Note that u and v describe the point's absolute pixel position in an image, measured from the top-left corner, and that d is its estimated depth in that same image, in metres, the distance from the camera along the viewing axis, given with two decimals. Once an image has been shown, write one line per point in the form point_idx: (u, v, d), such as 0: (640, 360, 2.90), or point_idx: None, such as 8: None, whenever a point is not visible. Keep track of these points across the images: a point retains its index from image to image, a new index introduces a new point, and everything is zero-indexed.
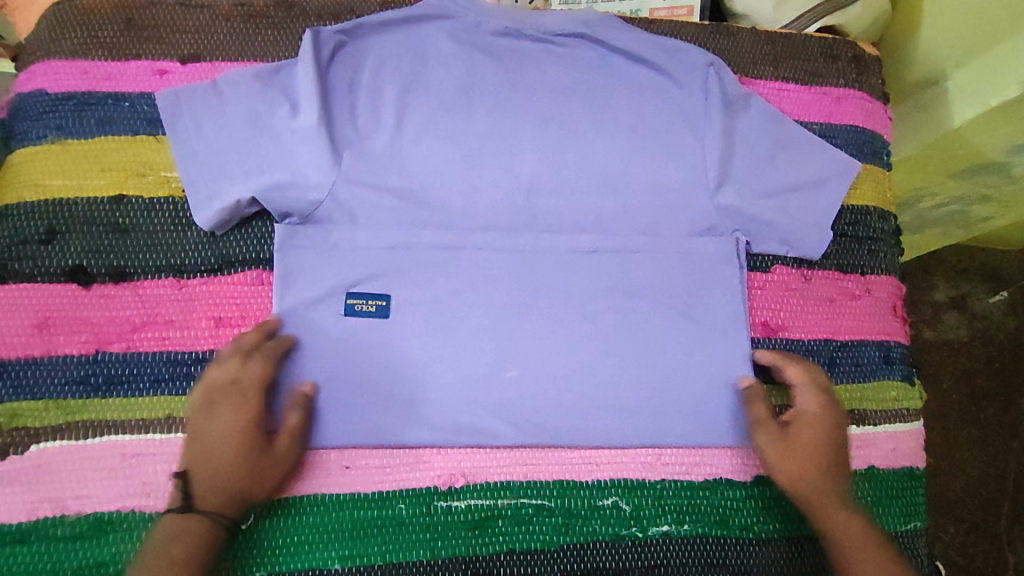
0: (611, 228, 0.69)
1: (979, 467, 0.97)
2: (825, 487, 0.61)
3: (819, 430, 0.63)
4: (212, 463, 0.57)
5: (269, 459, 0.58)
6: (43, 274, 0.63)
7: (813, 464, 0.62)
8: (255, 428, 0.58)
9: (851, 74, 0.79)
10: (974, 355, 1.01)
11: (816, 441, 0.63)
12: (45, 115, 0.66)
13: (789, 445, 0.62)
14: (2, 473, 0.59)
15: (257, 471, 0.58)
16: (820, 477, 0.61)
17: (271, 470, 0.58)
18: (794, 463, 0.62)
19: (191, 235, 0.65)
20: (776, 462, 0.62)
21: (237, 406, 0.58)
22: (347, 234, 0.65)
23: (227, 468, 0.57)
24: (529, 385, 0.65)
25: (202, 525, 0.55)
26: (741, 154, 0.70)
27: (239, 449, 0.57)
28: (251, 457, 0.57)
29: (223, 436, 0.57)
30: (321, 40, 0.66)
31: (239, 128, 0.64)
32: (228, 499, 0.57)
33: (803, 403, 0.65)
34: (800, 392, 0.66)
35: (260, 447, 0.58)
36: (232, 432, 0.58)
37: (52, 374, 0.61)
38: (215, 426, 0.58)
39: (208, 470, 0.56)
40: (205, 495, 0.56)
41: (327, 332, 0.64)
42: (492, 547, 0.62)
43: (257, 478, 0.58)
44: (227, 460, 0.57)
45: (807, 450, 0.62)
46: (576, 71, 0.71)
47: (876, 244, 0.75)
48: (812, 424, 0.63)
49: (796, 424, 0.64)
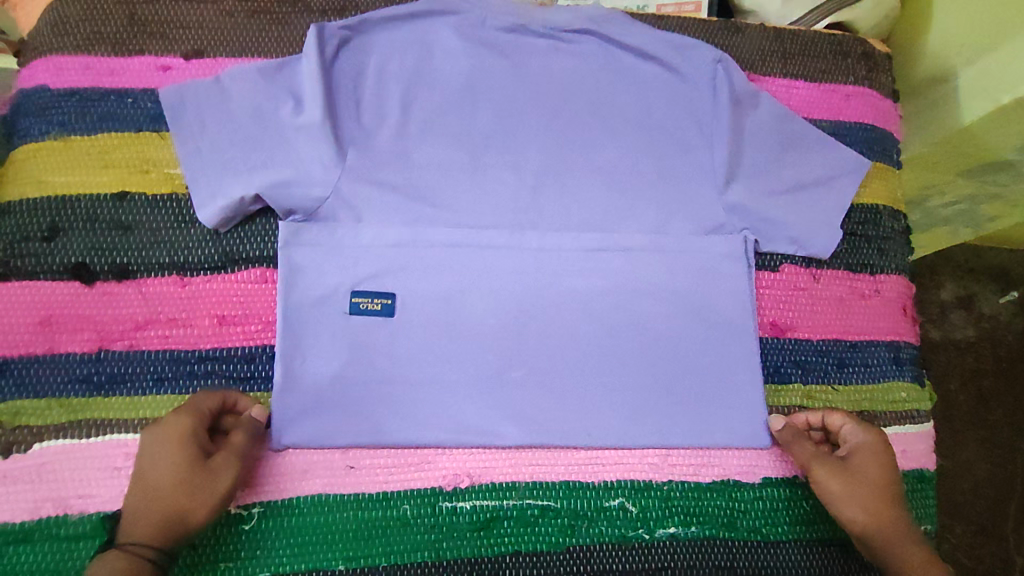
0: (618, 226, 0.68)
1: (986, 469, 0.96)
2: (892, 526, 0.58)
3: (872, 472, 0.60)
4: (146, 490, 0.53)
5: (205, 480, 0.53)
6: (46, 272, 0.62)
7: (882, 502, 0.59)
8: (187, 444, 0.54)
9: (860, 71, 0.78)
10: (982, 355, 1.00)
11: (877, 476, 0.60)
12: (48, 111, 0.66)
13: (850, 483, 0.60)
14: (6, 471, 0.58)
15: (191, 492, 0.53)
16: (883, 515, 0.59)
17: (204, 492, 0.53)
18: (861, 502, 0.59)
19: (195, 232, 0.65)
20: (845, 504, 0.59)
21: (170, 425, 0.54)
22: (352, 232, 0.64)
23: (158, 492, 0.53)
24: (535, 385, 0.64)
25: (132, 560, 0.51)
26: (750, 152, 0.69)
27: (172, 470, 0.53)
28: (184, 477, 0.53)
29: (157, 457, 0.54)
30: (326, 35, 0.66)
31: (243, 125, 0.63)
32: (161, 528, 0.52)
33: (855, 437, 0.63)
34: (850, 426, 0.63)
35: (194, 465, 0.53)
36: (166, 452, 0.54)
37: (55, 372, 0.61)
38: (150, 455, 0.54)
39: (142, 499, 0.53)
40: (137, 525, 0.52)
41: (332, 331, 0.63)
42: (498, 548, 0.62)
43: (193, 501, 0.53)
44: (160, 484, 0.53)
45: (870, 487, 0.59)
46: (583, 67, 0.70)
47: (886, 243, 0.74)
48: (870, 457, 0.61)
49: (856, 458, 0.61)
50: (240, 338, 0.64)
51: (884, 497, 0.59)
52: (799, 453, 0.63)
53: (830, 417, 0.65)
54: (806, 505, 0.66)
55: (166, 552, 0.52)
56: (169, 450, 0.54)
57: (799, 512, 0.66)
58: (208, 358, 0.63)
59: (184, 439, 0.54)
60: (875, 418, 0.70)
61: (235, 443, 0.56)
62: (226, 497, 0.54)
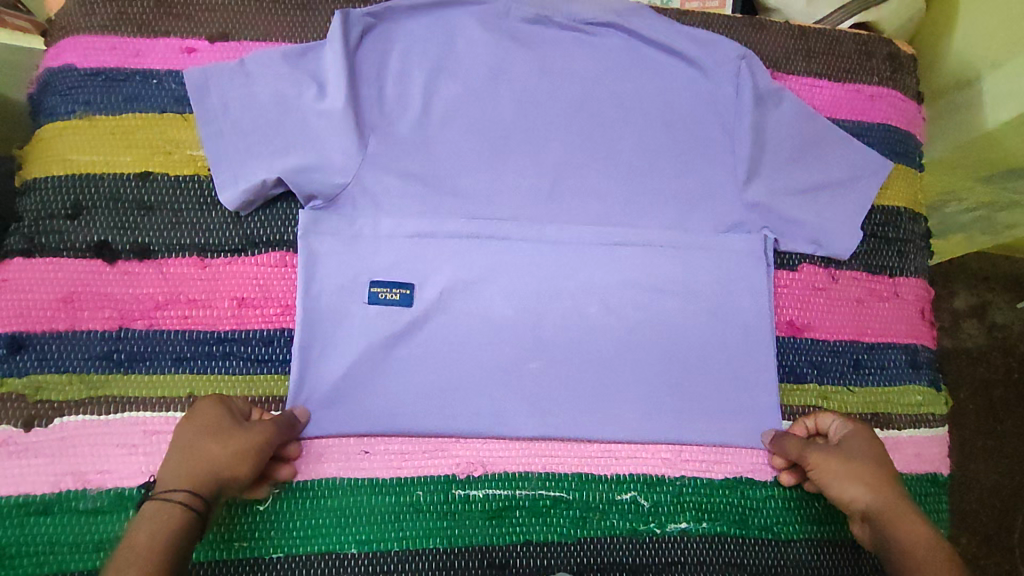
0: (637, 221, 0.68)
1: (993, 478, 0.96)
2: (897, 501, 0.55)
3: (868, 449, 0.59)
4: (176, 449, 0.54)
5: (236, 433, 0.54)
6: (69, 249, 0.63)
7: (881, 481, 0.56)
8: (219, 408, 0.56)
9: (885, 72, 0.77)
10: (993, 365, 0.99)
11: (871, 456, 0.59)
12: (74, 90, 0.66)
13: (850, 461, 0.58)
14: (26, 444, 0.59)
15: (223, 443, 0.53)
16: (886, 491, 0.56)
17: (237, 440, 0.54)
18: (863, 479, 0.56)
19: (216, 214, 0.65)
20: (846, 483, 0.57)
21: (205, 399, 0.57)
22: (371, 220, 0.64)
23: (188, 445, 0.53)
24: (550, 378, 0.65)
25: (161, 511, 0.50)
26: (771, 150, 0.69)
27: (202, 427, 0.54)
28: (214, 430, 0.54)
29: (201, 422, 0.55)
30: (351, 22, 0.66)
31: (266, 109, 0.64)
32: (192, 477, 0.51)
33: (842, 429, 0.62)
34: (838, 423, 0.63)
35: (226, 424, 0.55)
36: (202, 414, 0.55)
37: (76, 349, 0.61)
38: (192, 424, 0.55)
39: (182, 457, 0.53)
40: (172, 478, 0.51)
41: (350, 317, 0.64)
42: (509, 537, 0.62)
43: (222, 452, 0.53)
44: (193, 442, 0.53)
45: (864, 462, 0.58)
46: (606, 61, 0.70)
47: (905, 245, 0.74)
48: (861, 440, 0.60)
49: (846, 442, 0.60)
50: (258, 320, 0.64)
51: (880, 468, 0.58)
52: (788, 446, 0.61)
53: (822, 417, 0.64)
54: (818, 505, 0.66)
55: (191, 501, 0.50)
56: (198, 414, 0.55)
57: (810, 513, 0.66)
58: (227, 339, 0.63)
59: (214, 408, 0.56)
60: (890, 422, 0.70)
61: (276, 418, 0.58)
62: (257, 455, 0.54)
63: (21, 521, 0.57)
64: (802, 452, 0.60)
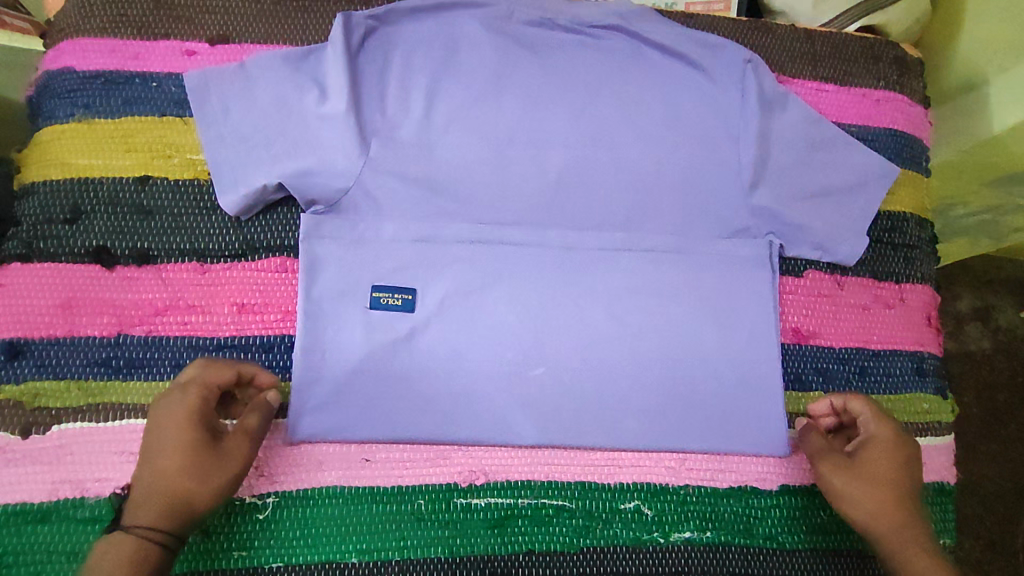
0: (641, 226, 0.68)
1: (997, 483, 0.95)
2: (905, 527, 0.56)
3: (887, 464, 0.58)
4: (142, 471, 0.52)
5: (213, 462, 0.53)
6: (67, 254, 0.62)
7: (892, 504, 0.56)
8: (190, 425, 0.53)
9: (892, 76, 0.77)
10: (998, 368, 0.99)
11: (888, 474, 0.57)
12: (73, 93, 0.66)
13: (862, 481, 0.57)
14: (24, 452, 0.58)
15: (199, 477, 0.52)
16: (893, 515, 0.56)
17: (216, 473, 0.53)
18: (872, 501, 0.57)
19: (217, 218, 0.65)
20: (854, 503, 0.57)
21: (171, 400, 0.54)
22: (373, 225, 0.64)
23: (156, 474, 0.52)
24: (552, 386, 0.64)
25: (125, 547, 0.49)
26: (777, 155, 0.68)
27: (169, 449, 0.52)
28: (184, 456, 0.52)
29: (168, 443, 0.52)
30: (352, 24, 0.65)
31: (267, 113, 0.63)
32: (165, 511, 0.51)
33: (870, 430, 0.60)
34: (865, 417, 0.61)
35: (200, 447, 0.53)
36: (171, 432, 0.53)
37: (75, 355, 0.61)
38: (161, 443, 0.53)
39: (152, 485, 0.51)
40: (139, 512, 0.51)
41: (352, 323, 0.63)
42: (511, 547, 0.61)
43: (200, 484, 0.52)
44: (166, 470, 0.52)
45: (879, 484, 0.57)
46: (610, 64, 0.69)
47: (912, 251, 0.73)
48: (881, 455, 0.58)
49: (866, 453, 0.59)
50: (258, 327, 0.63)
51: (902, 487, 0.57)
52: (809, 445, 0.62)
53: (850, 402, 0.62)
54: (823, 515, 0.65)
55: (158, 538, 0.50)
56: (163, 429, 0.53)
57: (816, 522, 0.65)
58: (227, 346, 0.63)
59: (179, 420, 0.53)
60: None
61: (247, 424, 0.56)
62: (237, 477, 0.54)
63: (18, 529, 0.57)
64: (818, 455, 0.60)
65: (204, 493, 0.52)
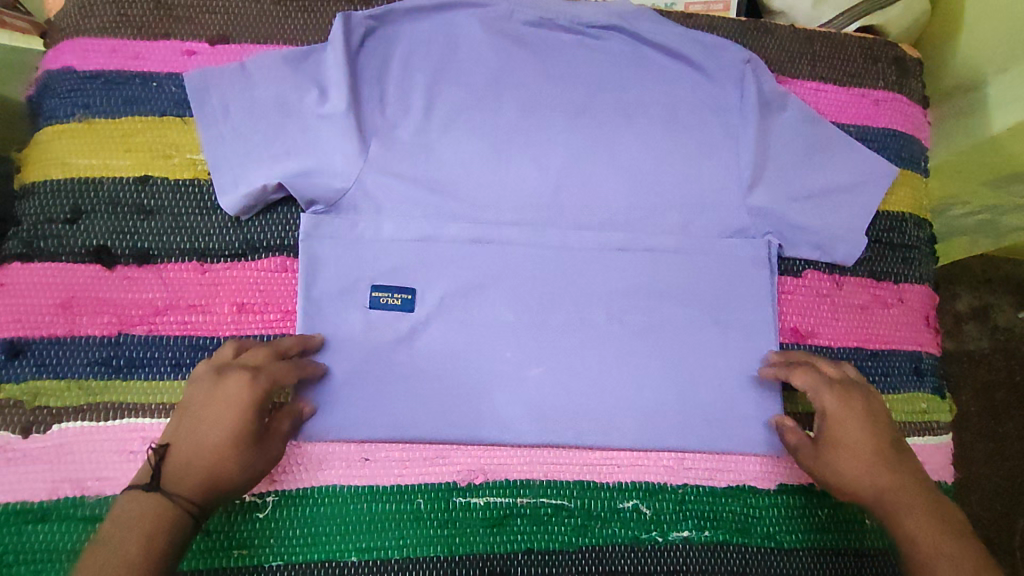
0: (640, 226, 0.68)
1: (995, 482, 0.95)
2: (893, 490, 0.55)
3: (851, 431, 0.58)
4: (189, 439, 0.52)
5: (258, 455, 0.54)
6: (68, 254, 0.63)
7: (871, 470, 0.56)
8: (251, 415, 0.53)
9: (891, 76, 0.77)
10: (995, 367, 0.99)
11: (856, 442, 0.58)
12: (73, 93, 0.66)
13: (835, 459, 0.58)
14: (25, 451, 0.59)
15: (245, 467, 0.53)
16: (879, 481, 0.56)
17: (259, 466, 0.54)
18: (852, 476, 0.57)
19: (217, 218, 0.65)
20: (837, 483, 0.57)
21: (235, 381, 0.53)
22: (373, 224, 0.64)
23: (207, 449, 0.51)
24: (552, 385, 0.64)
25: (156, 509, 0.49)
26: (775, 155, 0.69)
27: (227, 427, 0.52)
28: (239, 440, 0.52)
29: (223, 424, 0.52)
30: (352, 24, 0.65)
31: (267, 113, 0.63)
32: (206, 490, 0.51)
33: (822, 399, 0.60)
34: (813, 388, 0.61)
35: (252, 439, 0.53)
36: (227, 414, 0.52)
37: (75, 354, 0.61)
38: (215, 419, 0.52)
39: (201, 460, 0.51)
40: (181, 483, 0.50)
41: (352, 323, 0.63)
42: (511, 546, 0.61)
43: (241, 474, 0.53)
44: (216, 450, 0.51)
45: (852, 455, 0.57)
46: (609, 64, 0.69)
47: (910, 251, 0.73)
48: (846, 425, 0.58)
49: (827, 428, 0.59)
50: (258, 326, 0.63)
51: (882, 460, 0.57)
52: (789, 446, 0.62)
53: (795, 376, 0.62)
54: (821, 514, 0.65)
55: (190, 510, 0.50)
56: (223, 403, 0.53)
57: (814, 521, 0.65)
58: None
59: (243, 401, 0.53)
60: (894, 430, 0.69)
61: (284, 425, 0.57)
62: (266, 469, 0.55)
63: (18, 528, 0.57)
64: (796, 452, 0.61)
65: (241, 478, 0.53)
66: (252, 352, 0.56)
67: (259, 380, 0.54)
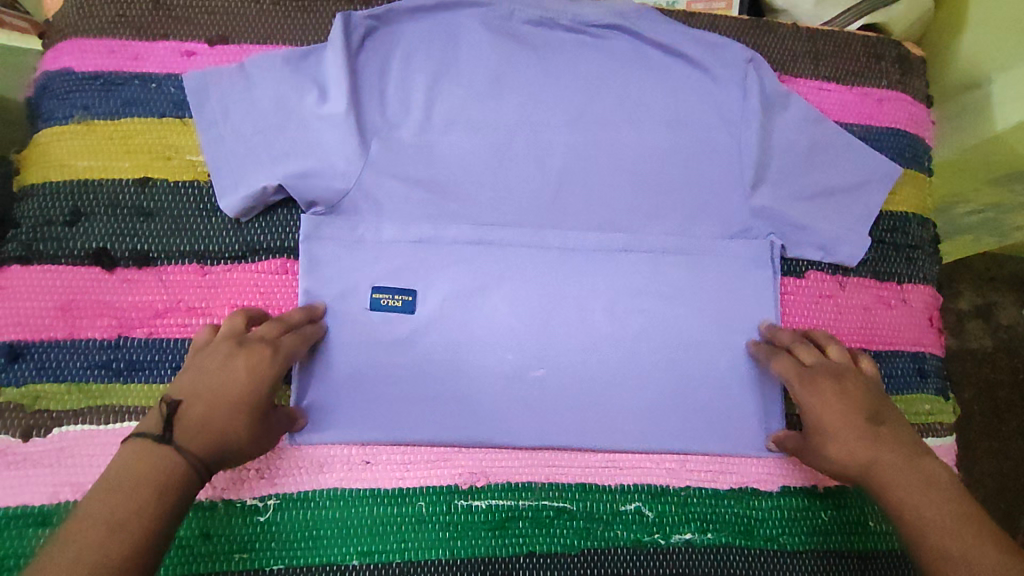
0: (642, 227, 0.67)
1: (998, 481, 0.95)
2: (881, 463, 0.53)
3: (830, 412, 0.56)
4: (208, 396, 0.50)
5: (264, 429, 0.53)
6: (67, 256, 0.62)
7: (856, 448, 0.54)
8: (268, 383, 0.53)
9: (894, 75, 0.76)
10: (998, 366, 0.98)
11: (839, 423, 0.55)
12: (72, 94, 0.65)
13: (823, 446, 0.56)
14: (25, 455, 0.59)
15: (255, 435, 0.52)
16: (864, 457, 0.53)
17: (262, 440, 0.53)
18: (840, 459, 0.55)
19: (216, 220, 0.65)
20: (830, 470, 0.56)
21: (258, 349, 0.54)
22: (374, 225, 0.64)
23: (227, 409, 0.50)
24: (554, 386, 0.64)
25: (168, 460, 0.46)
26: (778, 154, 0.68)
27: (244, 390, 0.51)
28: (256, 405, 0.52)
29: (241, 385, 0.51)
30: (352, 24, 0.65)
31: (267, 114, 0.63)
32: (219, 447, 0.49)
33: (798, 385, 0.58)
34: (789, 376, 0.60)
35: (263, 410, 0.53)
36: (246, 376, 0.52)
37: (74, 358, 0.61)
38: (235, 378, 0.51)
39: (220, 416, 0.49)
40: (197, 436, 0.48)
41: (352, 325, 0.63)
42: (512, 549, 0.61)
43: (249, 444, 0.51)
44: (235, 408, 0.50)
45: (835, 438, 0.55)
46: (611, 63, 0.69)
47: (914, 251, 0.73)
48: (823, 407, 0.56)
49: (807, 413, 0.57)
50: None
51: (868, 439, 0.54)
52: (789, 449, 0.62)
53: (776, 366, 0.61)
54: (824, 516, 0.65)
55: (201, 467, 0.47)
56: (241, 366, 0.52)
57: (817, 524, 0.65)
58: None
59: (259, 370, 0.53)
60: None
61: (280, 413, 0.57)
62: (264, 447, 0.54)
63: (19, 533, 0.57)
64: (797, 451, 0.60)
65: (248, 445, 0.51)
66: (264, 326, 0.57)
67: (271, 353, 0.54)
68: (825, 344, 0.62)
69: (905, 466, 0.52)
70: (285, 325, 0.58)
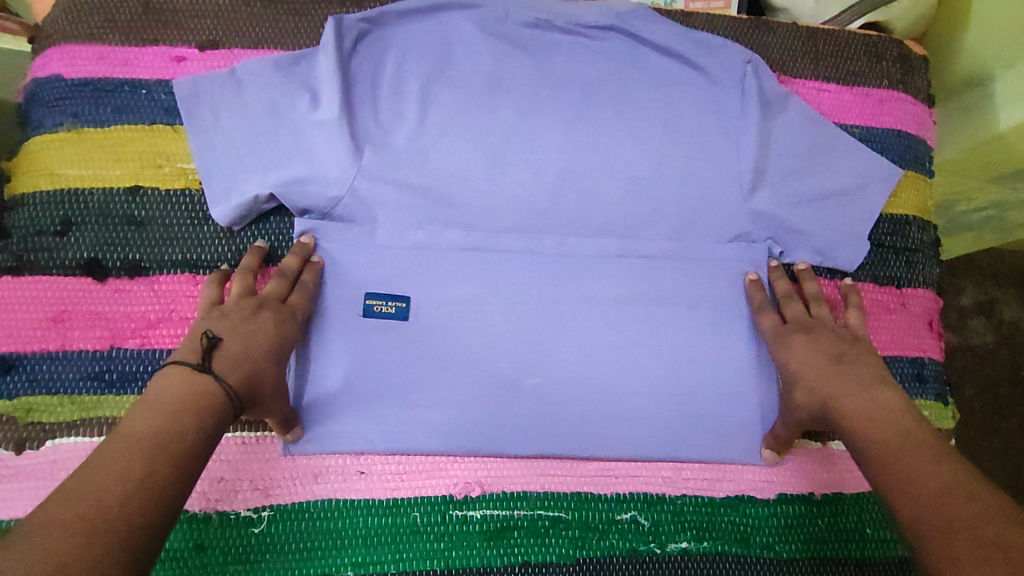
0: (638, 232, 0.67)
1: (1001, 479, 0.94)
2: (850, 385, 0.55)
3: (806, 348, 0.60)
4: (239, 339, 0.53)
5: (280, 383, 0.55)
6: (59, 266, 0.62)
7: (828, 374, 0.57)
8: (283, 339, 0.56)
9: (896, 75, 0.75)
10: (1000, 363, 0.98)
11: (813, 356, 0.59)
12: (62, 102, 0.65)
13: (798, 379, 0.59)
14: (18, 468, 0.58)
15: (274, 382, 0.54)
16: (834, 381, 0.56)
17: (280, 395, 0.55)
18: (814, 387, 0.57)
19: (209, 229, 0.64)
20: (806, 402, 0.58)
21: (273, 308, 0.57)
22: (369, 232, 0.63)
23: (253, 352, 0.53)
24: (551, 394, 0.64)
25: (203, 385, 0.49)
26: (777, 156, 0.67)
27: (267, 340, 0.55)
28: (274, 353, 0.55)
29: (262, 333, 0.55)
30: (344, 28, 0.64)
31: (258, 120, 0.62)
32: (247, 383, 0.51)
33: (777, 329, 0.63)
34: (770, 322, 0.64)
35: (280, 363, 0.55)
36: (267, 327, 0.55)
37: (67, 369, 0.61)
38: (256, 326, 0.55)
39: (245, 356, 0.52)
40: (229, 369, 0.51)
41: (346, 331, 0.62)
42: (508, 559, 0.61)
43: (269, 391, 0.54)
44: (258, 353, 0.53)
45: (810, 368, 0.58)
46: (607, 65, 0.68)
47: (914, 254, 0.72)
48: (800, 343, 0.60)
49: (786, 351, 0.61)
50: None
51: (831, 369, 0.57)
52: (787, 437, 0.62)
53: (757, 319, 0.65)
54: (819, 525, 0.65)
55: (237, 395, 0.50)
56: (267, 319, 0.56)
57: (813, 532, 0.65)
58: None
59: (281, 325, 0.57)
60: None
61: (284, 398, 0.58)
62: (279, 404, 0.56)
63: None
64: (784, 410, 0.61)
65: (274, 389, 0.54)
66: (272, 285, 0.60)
67: (288, 312, 0.58)
68: (811, 301, 0.65)
69: (864, 390, 0.54)
70: (291, 279, 0.61)
